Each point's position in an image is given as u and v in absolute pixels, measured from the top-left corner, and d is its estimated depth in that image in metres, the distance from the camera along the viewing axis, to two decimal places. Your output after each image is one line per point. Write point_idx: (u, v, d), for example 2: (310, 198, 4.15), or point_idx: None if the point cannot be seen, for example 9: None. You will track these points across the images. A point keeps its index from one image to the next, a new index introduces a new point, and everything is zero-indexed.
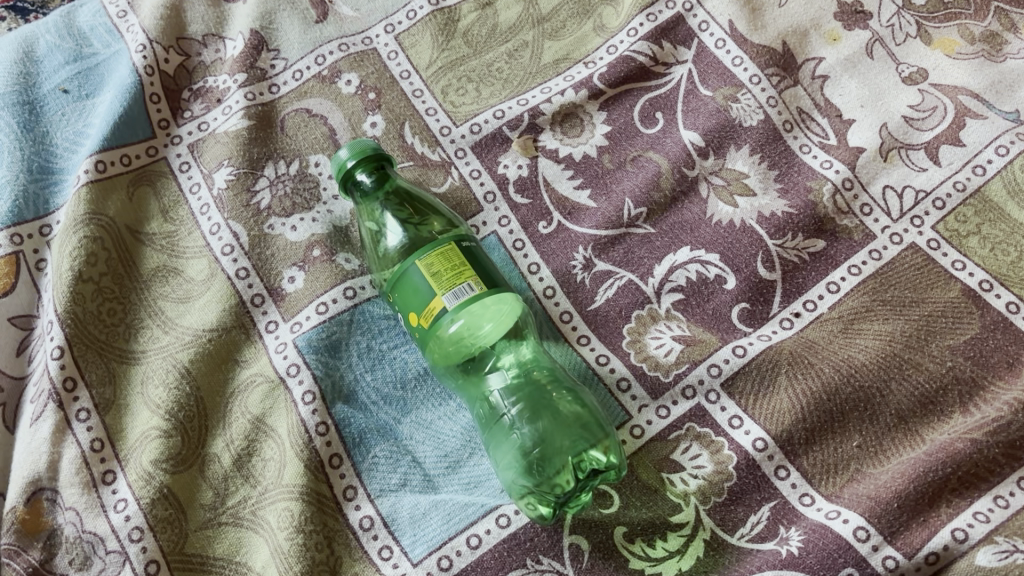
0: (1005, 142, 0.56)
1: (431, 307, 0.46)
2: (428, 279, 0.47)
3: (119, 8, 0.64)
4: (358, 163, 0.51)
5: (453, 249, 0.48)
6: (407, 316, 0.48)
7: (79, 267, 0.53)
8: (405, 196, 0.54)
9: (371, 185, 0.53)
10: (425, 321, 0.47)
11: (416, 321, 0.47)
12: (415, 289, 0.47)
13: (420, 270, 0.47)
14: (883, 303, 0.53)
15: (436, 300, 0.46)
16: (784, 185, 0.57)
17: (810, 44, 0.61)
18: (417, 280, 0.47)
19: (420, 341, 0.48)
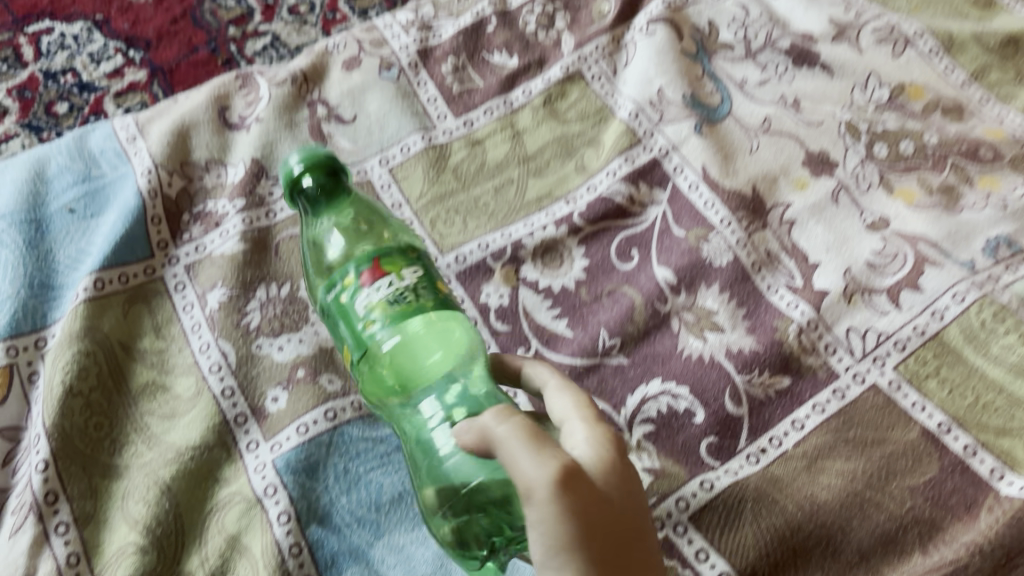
0: (961, 290, 0.59)
1: (442, 291, 0.49)
2: (433, 271, 0.50)
3: (129, 134, 0.68)
4: (310, 173, 0.53)
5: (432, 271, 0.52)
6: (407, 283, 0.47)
7: (70, 381, 0.55)
8: (353, 220, 0.55)
9: (325, 194, 0.54)
10: (438, 294, 0.48)
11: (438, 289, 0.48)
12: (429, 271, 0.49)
13: (428, 264, 0.50)
14: (846, 442, 0.54)
15: (444, 288, 0.49)
16: (752, 323, 0.59)
17: (779, 190, 0.65)
18: (425, 265, 0.49)
19: (406, 309, 0.46)
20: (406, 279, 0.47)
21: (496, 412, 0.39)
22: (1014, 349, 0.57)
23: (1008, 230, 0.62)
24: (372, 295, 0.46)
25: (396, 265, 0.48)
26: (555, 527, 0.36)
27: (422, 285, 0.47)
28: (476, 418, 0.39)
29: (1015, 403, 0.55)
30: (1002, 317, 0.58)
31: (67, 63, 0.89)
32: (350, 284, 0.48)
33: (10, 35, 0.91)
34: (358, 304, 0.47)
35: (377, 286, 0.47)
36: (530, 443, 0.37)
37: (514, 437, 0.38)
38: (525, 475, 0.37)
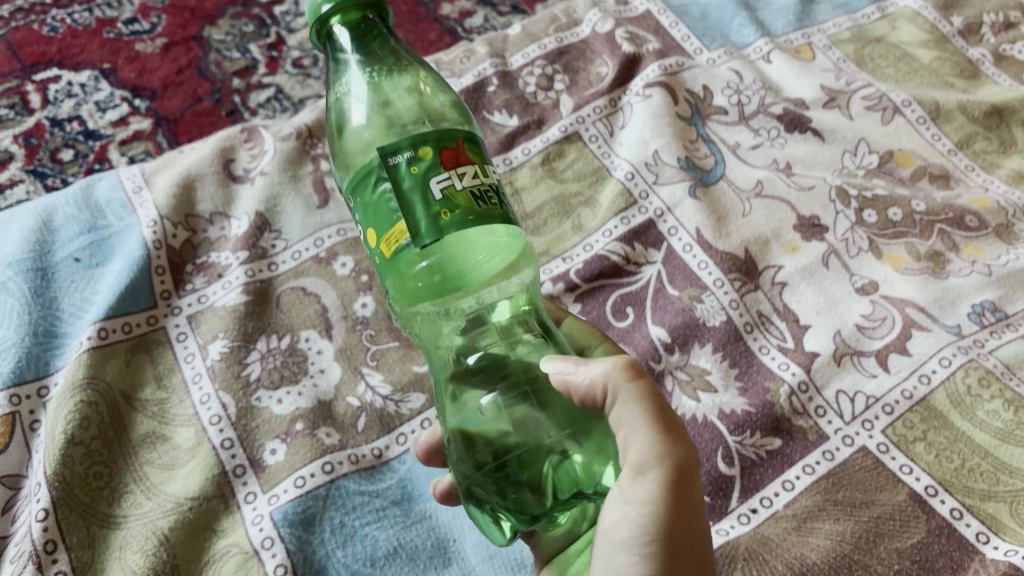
0: (947, 354, 0.61)
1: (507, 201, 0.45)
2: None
3: (135, 185, 0.70)
4: (343, 18, 0.48)
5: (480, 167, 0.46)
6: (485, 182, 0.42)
7: (71, 431, 0.56)
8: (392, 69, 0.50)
9: (357, 40, 0.49)
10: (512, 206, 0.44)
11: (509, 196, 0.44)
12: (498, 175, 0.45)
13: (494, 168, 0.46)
14: (835, 503, 0.55)
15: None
16: (744, 384, 0.61)
17: (771, 253, 0.67)
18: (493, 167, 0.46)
19: (490, 209, 0.41)
20: (486, 175, 0.43)
21: (624, 366, 0.41)
22: (999, 415, 0.58)
23: (992, 296, 0.64)
24: (454, 182, 0.41)
25: (476, 155, 0.43)
26: (658, 509, 0.39)
27: (499, 188, 0.43)
28: (597, 365, 0.41)
29: (1000, 468, 0.56)
30: (987, 383, 0.60)
31: (73, 111, 0.91)
32: (425, 154, 0.41)
33: (18, 82, 0.94)
34: (434, 184, 0.40)
35: (458, 171, 0.41)
36: (658, 415, 0.40)
37: (643, 403, 0.40)
38: (646, 446, 0.39)
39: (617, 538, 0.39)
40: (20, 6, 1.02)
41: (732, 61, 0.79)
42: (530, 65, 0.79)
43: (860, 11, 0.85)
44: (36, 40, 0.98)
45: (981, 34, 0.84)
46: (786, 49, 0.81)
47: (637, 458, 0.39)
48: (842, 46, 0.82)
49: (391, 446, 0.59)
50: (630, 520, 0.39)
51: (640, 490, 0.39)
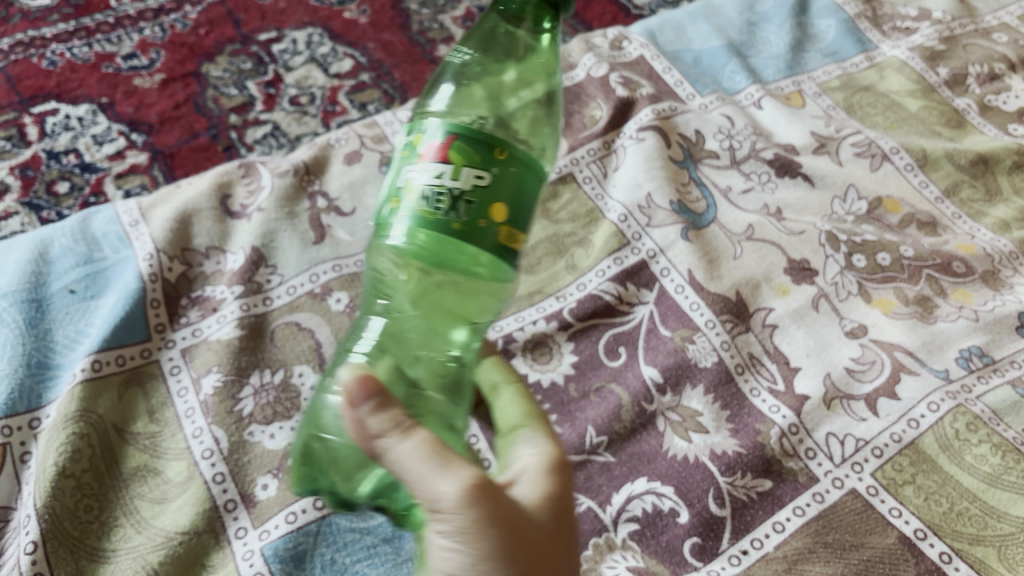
0: (936, 399, 0.62)
1: (496, 223, 0.41)
2: (519, 198, 0.42)
3: (132, 218, 0.70)
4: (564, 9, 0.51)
5: (515, 192, 0.42)
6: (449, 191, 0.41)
7: (63, 462, 0.56)
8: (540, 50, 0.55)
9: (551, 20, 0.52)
10: (478, 225, 0.41)
11: (493, 215, 0.41)
12: (501, 193, 0.41)
13: (515, 187, 0.42)
14: (825, 545, 0.55)
15: (506, 227, 0.42)
16: (735, 425, 0.61)
17: (762, 295, 0.68)
18: (515, 182, 0.42)
19: (428, 215, 0.41)
20: (456, 180, 0.41)
21: (392, 420, 0.39)
22: (987, 459, 0.59)
23: (979, 342, 0.65)
24: (419, 176, 0.42)
25: (463, 158, 0.41)
26: (466, 547, 0.38)
27: (467, 198, 0.41)
28: (372, 416, 0.39)
29: (989, 512, 0.56)
30: (975, 427, 0.60)
31: (70, 144, 0.91)
32: (420, 145, 0.43)
33: (16, 114, 0.94)
34: (406, 175, 0.43)
35: (429, 168, 0.42)
36: (431, 462, 0.38)
37: (413, 456, 0.38)
38: (431, 493, 0.38)
39: (448, 570, 0.40)
40: (20, 38, 1.03)
41: (724, 106, 0.81)
42: None
43: (849, 60, 0.87)
44: (35, 73, 0.99)
45: (966, 85, 0.86)
46: (777, 95, 0.83)
47: (429, 503, 0.39)
48: (831, 94, 0.84)
49: None
50: (449, 552, 0.39)
51: (445, 531, 0.39)
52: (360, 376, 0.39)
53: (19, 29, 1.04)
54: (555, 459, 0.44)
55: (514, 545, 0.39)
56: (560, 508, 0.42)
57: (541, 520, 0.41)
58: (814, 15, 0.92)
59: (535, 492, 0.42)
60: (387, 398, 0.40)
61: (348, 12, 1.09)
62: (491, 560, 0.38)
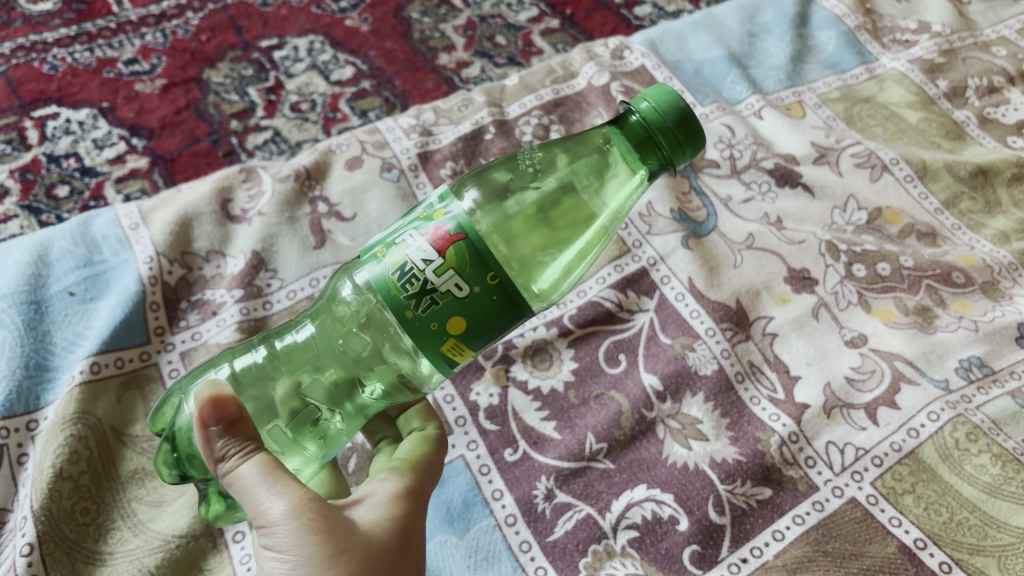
0: (936, 409, 0.62)
1: (446, 333, 0.40)
2: (488, 325, 0.40)
3: (132, 221, 0.70)
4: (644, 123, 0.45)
5: (486, 323, 0.40)
6: (426, 286, 0.39)
7: (60, 465, 0.55)
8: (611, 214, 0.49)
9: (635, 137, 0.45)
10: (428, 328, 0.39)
11: (451, 326, 0.39)
12: (472, 311, 0.39)
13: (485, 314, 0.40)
14: (825, 554, 0.55)
15: (454, 341, 0.40)
16: (735, 433, 0.61)
17: (762, 303, 0.68)
18: (489, 309, 0.39)
19: (392, 289, 0.40)
20: (436, 277, 0.39)
21: (227, 435, 0.41)
22: (987, 469, 0.59)
23: (979, 352, 0.65)
24: (411, 244, 0.40)
25: (455, 260, 0.39)
26: (288, 559, 0.38)
27: (433, 299, 0.39)
28: (211, 427, 0.41)
29: (988, 522, 0.56)
30: (975, 437, 0.60)
31: (71, 148, 0.91)
32: (434, 216, 0.41)
33: (16, 118, 0.94)
34: (405, 232, 0.41)
35: (423, 243, 0.40)
36: (262, 478, 0.40)
37: (248, 470, 0.40)
38: (260, 509, 0.40)
39: None
40: (21, 42, 1.03)
41: (725, 116, 0.81)
42: (526, 115, 0.81)
43: (849, 72, 0.88)
44: (36, 77, 0.99)
45: (965, 97, 0.86)
46: (777, 106, 0.83)
47: (259, 520, 0.40)
48: (831, 105, 0.84)
49: None
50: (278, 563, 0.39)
51: (273, 545, 0.39)
52: (213, 398, 0.41)
53: (21, 33, 1.04)
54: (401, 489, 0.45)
55: (342, 550, 0.39)
56: (400, 529, 0.42)
57: (375, 537, 0.41)
58: (814, 27, 0.92)
59: (374, 514, 0.42)
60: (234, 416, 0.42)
61: (349, 20, 1.09)
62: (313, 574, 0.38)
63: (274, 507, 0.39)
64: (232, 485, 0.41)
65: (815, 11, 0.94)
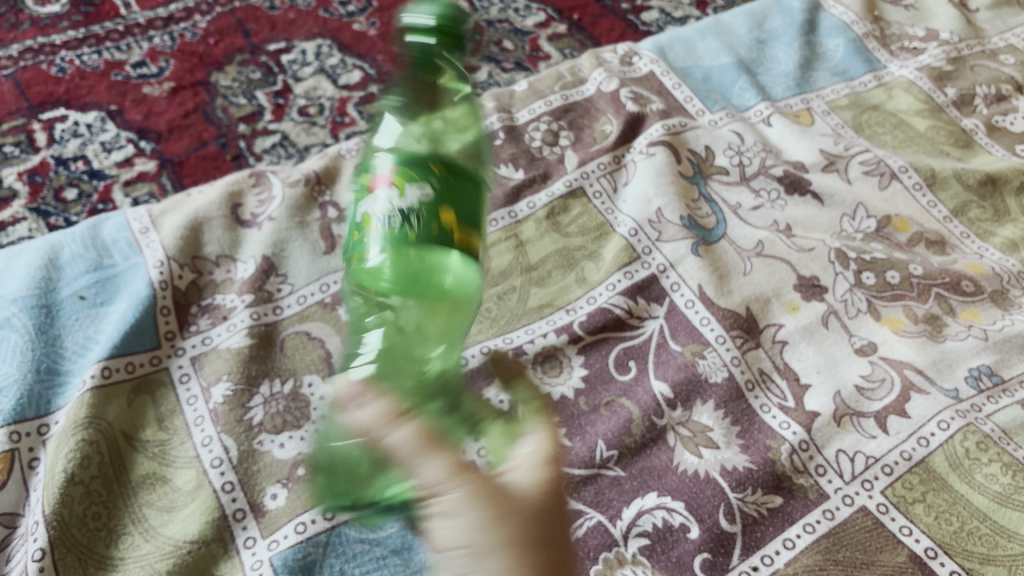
0: (946, 417, 0.62)
1: (445, 227, 0.50)
2: (460, 210, 0.52)
3: (142, 225, 0.70)
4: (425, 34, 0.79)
5: (462, 211, 0.52)
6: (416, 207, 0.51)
7: (72, 469, 0.55)
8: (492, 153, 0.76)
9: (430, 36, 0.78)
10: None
11: (446, 216, 0.51)
12: (451, 204, 0.52)
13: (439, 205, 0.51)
14: (835, 562, 0.55)
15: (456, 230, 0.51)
16: (746, 441, 0.61)
17: (772, 311, 0.68)
18: (455, 194, 0.52)
19: (393, 232, 0.50)
20: (406, 198, 0.51)
21: (376, 408, 0.41)
22: (997, 479, 0.59)
23: (988, 361, 0.65)
24: (374, 202, 0.52)
25: (406, 181, 0.51)
26: (458, 526, 0.42)
27: (419, 212, 0.50)
28: (360, 402, 0.41)
29: (999, 532, 0.56)
30: (985, 446, 0.60)
31: (79, 150, 0.91)
32: (375, 185, 0.53)
33: (24, 120, 0.95)
34: (368, 206, 0.52)
35: (380, 194, 0.52)
36: (417, 451, 0.42)
37: (399, 442, 0.42)
38: (422, 479, 0.42)
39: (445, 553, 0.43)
40: (29, 45, 1.03)
41: (734, 123, 0.81)
42: (535, 121, 0.81)
43: (858, 79, 0.88)
44: (44, 79, 0.99)
45: (974, 105, 0.86)
46: (786, 113, 0.84)
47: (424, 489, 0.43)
48: (840, 113, 0.84)
49: None
50: (447, 532, 0.42)
51: (440, 510, 0.42)
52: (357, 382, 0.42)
53: (29, 35, 1.04)
54: (550, 451, 0.46)
55: (503, 521, 0.42)
56: (555, 487, 0.44)
57: (534, 497, 0.43)
58: (822, 34, 0.92)
59: (534, 472, 0.45)
60: (378, 389, 0.42)
61: (357, 24, 1.09)
62: (484, 539, 0.41)
63: (439, 481, 0.42)
64: (386, 449, 0.43)
65: (823, 18, 0.94)
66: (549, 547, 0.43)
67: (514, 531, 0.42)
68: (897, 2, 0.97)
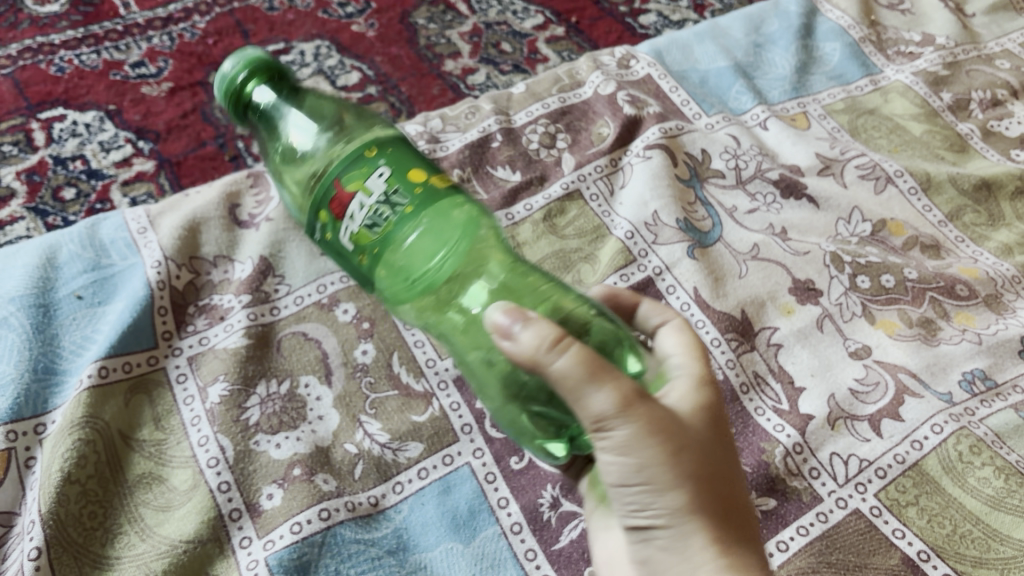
0: (939, 421, 0.62)
1: (427, 179, 0.43)
2: (415, 157, 0.45)
3: (140, 225, 0.70)
4: None
5: (407, 157, 0.44)
6: (389, 194, 0.42)
7: (68, 469, 0.56)
8: None
9: None
10: (417, 191, 0.42)
11: (420, 176, 0.43)
12: (401, 160, 0.44)
13: (406, 148, 0.45)
14: (829, 564, 0.55)
15: (435, 175, 0.44)
16: (740, 444, 0.61)
17: (767, 314, 0.68)
18: (399, 153, 0.44)
19: (389, 225, 0.42)
20: (377, 192, 0.43)
21: (545, 337, 0.38)
22: (990, 482, 0.59)
23: (982, 365, 0.65)
24: (350, 226, 0.43)
25: (357, 181, 0.43)
26: (629, 461, 0.39)
27: (396, 187, 0.43)
28: (525, 334, 0.38)
29: (991, 535, 0.57)
30: (978, 450, 0.61)
31: (77, 150, 0.92)
32: (328, 217, 0.44)
33: (23, 120, 0.95)
34: (344, 238, 0.44)
35: (347, 215, 0.43)
36: (589, 381, 0.38)
37: (571, 377, 0.38)
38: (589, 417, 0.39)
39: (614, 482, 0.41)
40: (28, 44, 1.03)
41: (731, 127, 0.81)
42: (533, 124, 0.81)
43: (854, 83, 0.88)
44: (43, 79, 0.99)
45: (969, 110, 0.86)
46: (782, 117, 0.84)
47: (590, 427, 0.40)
48: (836, 117, 0.85)
49: (388, 495, 0.59)
50: (615, 467, 0.40)
51: (608, 446, 0.39)
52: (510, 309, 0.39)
53: (27, 35, 1.04)
54: (699, 373, 0.46)
55: (678, 456, 0.40)
56: (709, 417, 0.43)
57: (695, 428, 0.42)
58: (819, 38, 0.93)
59: (687, 401, 0.43)
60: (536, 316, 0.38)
61: (356, 25, 1.09)
62: (659, 472, 0.40)
63: (612, 417, 0.38)
64: (550, 380, 0.39)
65: (820, 22, 0.94)
66: (716, 482, 0.41)
67: (685, 468, 0.40)
68: (893, 7, 0.97)
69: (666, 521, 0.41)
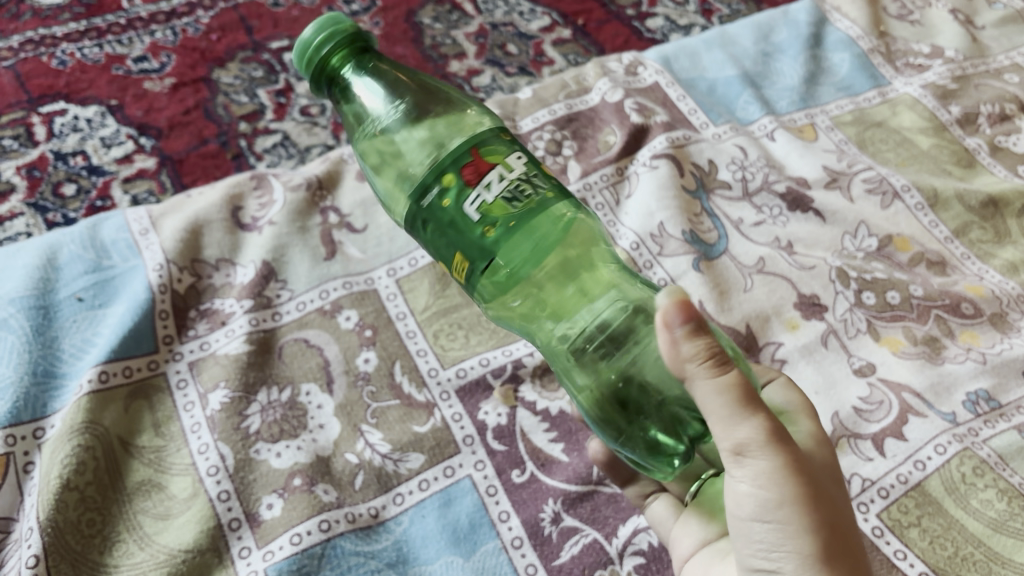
0: (943, 441, 0.62)
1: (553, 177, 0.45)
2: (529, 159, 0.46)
3: (142, 226, 0.70)
4: None
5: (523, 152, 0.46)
6: (531, 178, 0.43)
7: (67, 475, 0.55)
8: None
9: None
10: (553, 184, 0.44)
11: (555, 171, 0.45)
12: (531, 154, 0.45)
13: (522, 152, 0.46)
14: None
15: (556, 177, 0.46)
16: None
17: (772, 329, 0.68)
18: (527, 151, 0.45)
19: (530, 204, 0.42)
20: (513, 173, 0.42)
21: (704, 351, 0.38)
22: (993, 505, 0.59)
23: (986, 385, 0.65)
24: (485, 195, 0.42)
25: (496, 160, 0.43)
26: (767, 493, 0.40)
27: (535, 176, 0.43)
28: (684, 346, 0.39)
29: (993, 558, 0.57)
30: (981, 472, 0.60)
31: (78, 146, 0.91)
32: (451, 184, 0.42)
33: (24, 114, 0.94)
34: (469, 207, 0.42)
35: (486, 183, 0.42)
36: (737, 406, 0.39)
37: (720, 397, 0.39)
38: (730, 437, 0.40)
39: (747, 513, 0.41)
40: (30, 36, 1.02)
41: (738, 137, 0.81)
42: (539, 130, 0.81)
43: (862, 95, 0.88)
44: (44, 72, 0.98)
45: (977, 124, 0.86)
46: (790, 128, 0.84)
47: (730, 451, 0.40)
48: (843, 129, 0.84)
49: (388, 506, 0.58)
50: (749, 497, 0.40)
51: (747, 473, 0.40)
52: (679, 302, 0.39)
53: (29, 27, 1.03)
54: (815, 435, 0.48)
55: (813, 495, 0.40)
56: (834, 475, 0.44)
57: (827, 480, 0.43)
58: (828, 48, 0.92)
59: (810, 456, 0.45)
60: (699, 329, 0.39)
61: (360, 24, 1.09)
62: (794, 510, 0.40)
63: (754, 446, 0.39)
64: (697, 396, 0.40)
65: (829, 32, 0.94)
66: (846, 534, 0.41)
67: (816, 508, 0.40)
68: (902, 18, 0.97)
69: (790, 565, 0.40)
